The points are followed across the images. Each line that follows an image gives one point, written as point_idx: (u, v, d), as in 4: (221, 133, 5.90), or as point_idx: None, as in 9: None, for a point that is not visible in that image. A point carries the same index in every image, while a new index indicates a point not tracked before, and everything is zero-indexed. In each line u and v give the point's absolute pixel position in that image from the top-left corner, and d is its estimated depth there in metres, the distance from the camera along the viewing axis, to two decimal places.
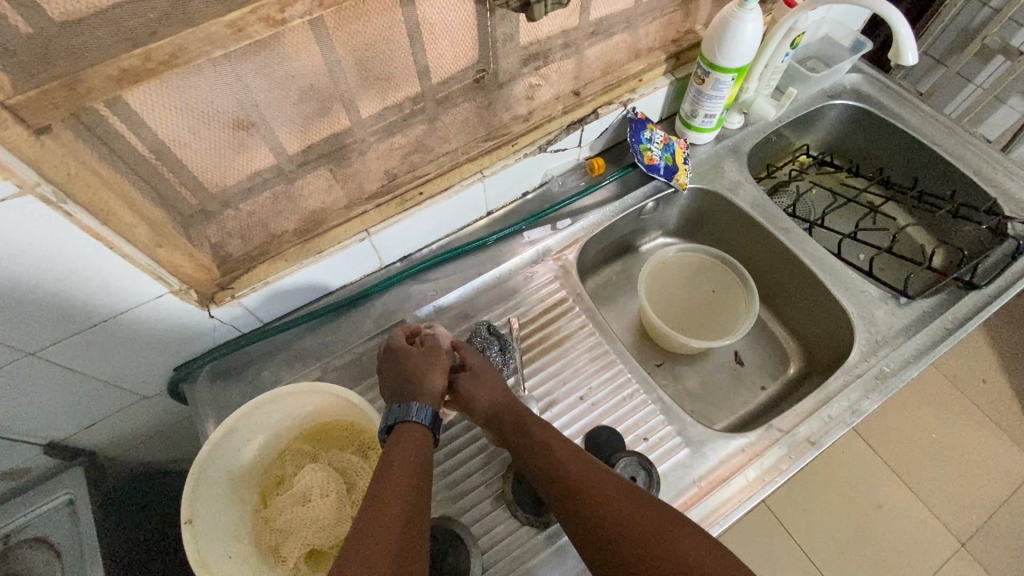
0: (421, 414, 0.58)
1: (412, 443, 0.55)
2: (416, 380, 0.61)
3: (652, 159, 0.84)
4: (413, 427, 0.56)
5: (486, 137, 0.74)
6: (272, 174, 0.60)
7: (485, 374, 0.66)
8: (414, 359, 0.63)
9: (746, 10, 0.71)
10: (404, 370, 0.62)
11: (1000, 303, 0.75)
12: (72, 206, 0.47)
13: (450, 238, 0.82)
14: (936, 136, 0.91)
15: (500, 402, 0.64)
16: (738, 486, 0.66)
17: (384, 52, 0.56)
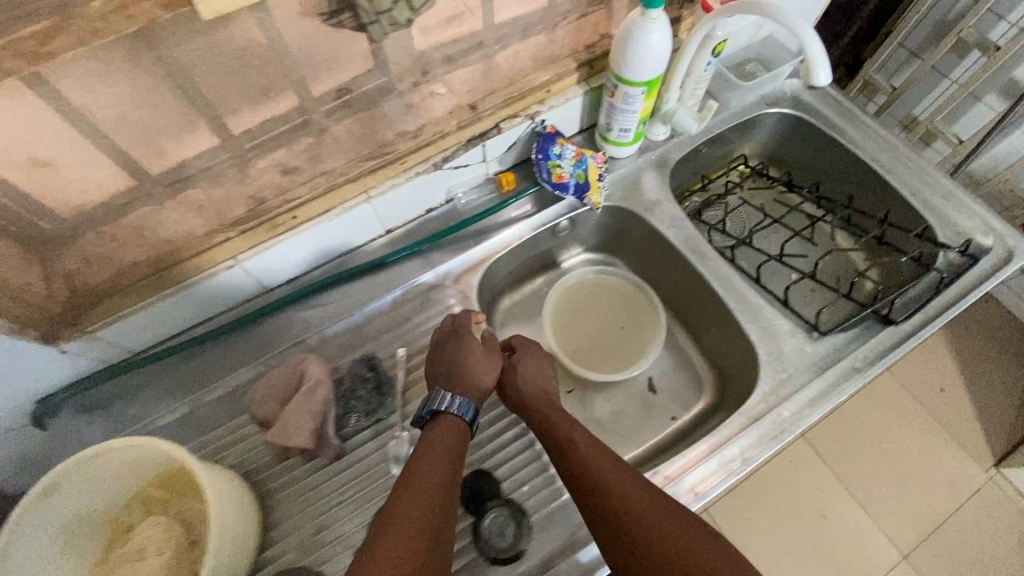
0: (462, 409, 0.63)
1: (444, 435, 0.61)
2: (466, 377, 0.66)
3: (561, 177, 0.78)
4: (451, 417, 0.63)
5: (368, 155, 0.68)
6: (102, 208, 0.54)
7: (529, 372, 0.71)
8: (472, 358, 0.67)
9: (649, 19, 0.64)
10: (460, 364, 0.67)
11: (916, 342, 0.70)
12: None
13: (341, 260, 0.77)
14: (874, 150, 0.85)
15: (538, 397, 0.68)
16: (699, 477, 0.65)
17: (210, 76, 0.50)
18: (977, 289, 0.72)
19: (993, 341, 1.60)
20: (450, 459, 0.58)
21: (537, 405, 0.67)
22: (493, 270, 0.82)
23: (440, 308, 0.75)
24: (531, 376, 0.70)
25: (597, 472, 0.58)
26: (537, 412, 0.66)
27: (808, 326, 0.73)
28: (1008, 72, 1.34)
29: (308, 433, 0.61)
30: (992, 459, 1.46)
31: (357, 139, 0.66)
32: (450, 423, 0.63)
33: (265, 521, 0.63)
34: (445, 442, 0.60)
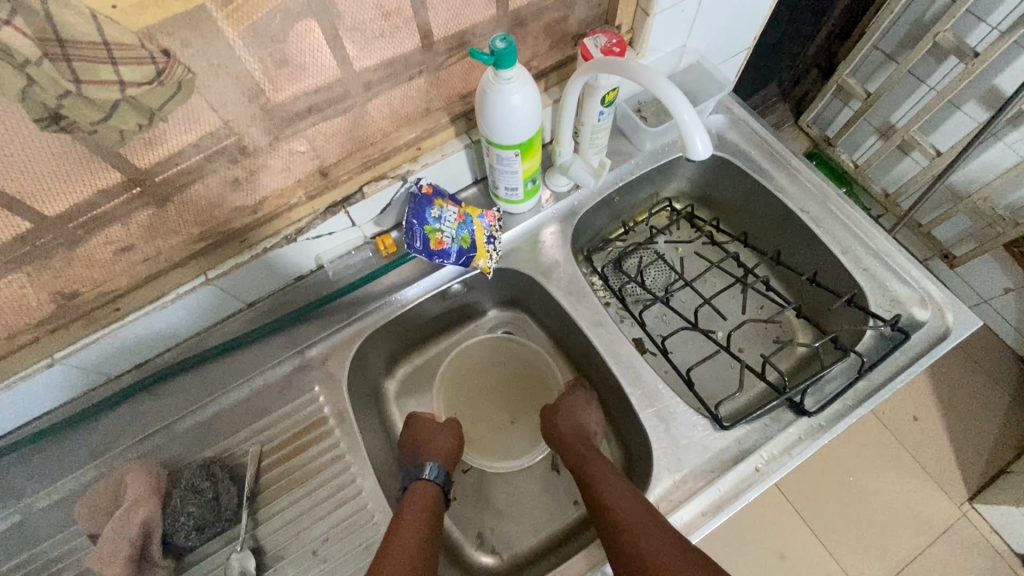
0: (433, 472, 0.65)
1: (423, 495, 0.62)
2: (428, 444, 0.70)
3: (442, 243, 0.69)
4: (424, 484, 0.64)
5: (200, 236, 0.60)
6: None
7: (573, 410, 0.73)
8: (423, 430, 0.72)
9: (504, 80, 0.55)
10: (423, 437, 0.71)
11: (830, 436, 0.62)
12: None
13: (197, 339, 0.69)
14: (801, 200, 0.75)
15: (578, 435, 0.70)
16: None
17: None
18: (901, 376, 0.63)
19: (974, 364, 1.50)
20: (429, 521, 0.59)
21: (574, 444, 0.69)
22: (377, 343, 0.74)
23: (304, 396, 0.67)
24: (558, 417, 0.72)
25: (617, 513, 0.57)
26: (573, 454, 0.68)
27: (711, 415, 0.65)
28: (991, 78, 1.21)
29: (121, 563, 0.54)
30: (966, 493, 1.38)
31: (181, 222, 0.57)
32: (424, 487, 0.63)
33: None
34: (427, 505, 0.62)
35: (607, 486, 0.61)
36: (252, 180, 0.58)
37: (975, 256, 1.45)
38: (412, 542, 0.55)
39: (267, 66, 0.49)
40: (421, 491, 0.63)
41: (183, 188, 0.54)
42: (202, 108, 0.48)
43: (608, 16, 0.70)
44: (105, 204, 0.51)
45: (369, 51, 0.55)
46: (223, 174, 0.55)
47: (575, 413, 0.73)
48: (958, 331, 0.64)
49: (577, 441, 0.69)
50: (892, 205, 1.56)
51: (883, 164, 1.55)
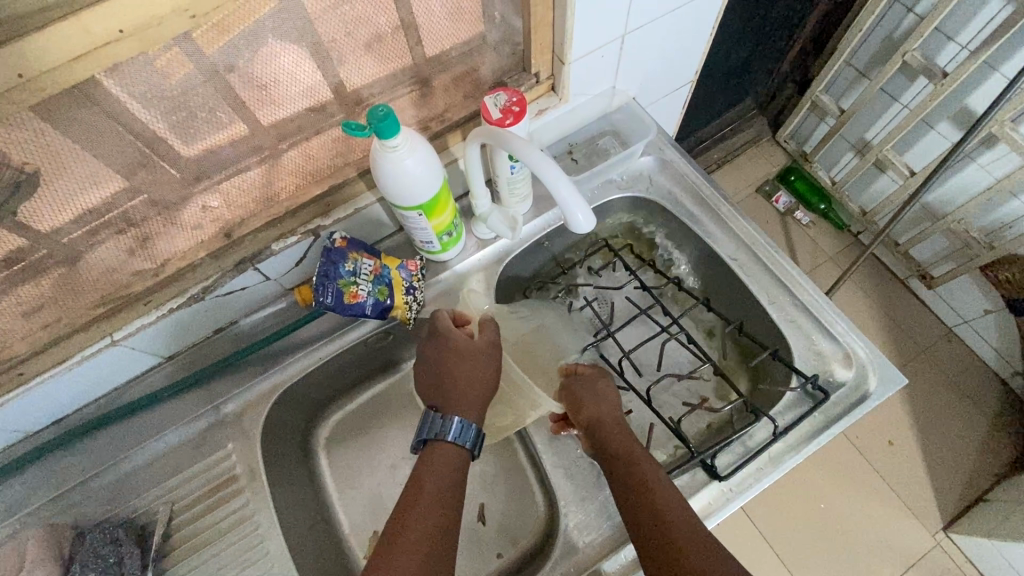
0: (460, 436, 0.59)
1: (442, 457, 0.58)
2: (458, 387, 0.62)
3: (356, 296, 0.68)
4: (443, 446, 0.59)
5: (101, 300, 0.60)
6: None
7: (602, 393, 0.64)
8: (454, 362, 0.63)
9: (390, 149, 0.54)
10: (459, 370, 0.63)
11: (741, 501, 0.61)
12: None
13: (117, 393, 0.70)
14: (730, 247, 0.73)
15: (615, 423, 0.62)
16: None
17: None
18: (817, 440, 0.61)
19: (953, 387, 1.46)
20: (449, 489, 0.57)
21: (615, 433, 0.61)
22: (298, 394, 0.74)
23: (218, 452, 0.67)
24: (593, 398, 0.63)
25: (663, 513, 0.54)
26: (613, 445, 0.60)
27: None
28: (963, 97, 1.17)
29: None
30: (941, 522, 1.34)
31: (75, 290, 0.57)
32: (445, 448, 0.59)
33: None
34: (449, 468, 0.58)
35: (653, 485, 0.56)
36: (149, 245, 0.59)
37: (954, 277, 1.41)
38: (431, 519, 0.54)
39: (141, 142, 0.49)
40: (441, 452, 0.59)
41: (71, 259, 0.54)
42: (72, 189, 0.49)
43: (525, 64, 0.69)
44: None
45: (257, 116, 0.55)
46: (115, 242, 0.56)
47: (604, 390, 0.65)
48: (879, 393, 0.62)
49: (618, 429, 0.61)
50: (869, 223, 1.52)
51: (860, 182, 1.51)
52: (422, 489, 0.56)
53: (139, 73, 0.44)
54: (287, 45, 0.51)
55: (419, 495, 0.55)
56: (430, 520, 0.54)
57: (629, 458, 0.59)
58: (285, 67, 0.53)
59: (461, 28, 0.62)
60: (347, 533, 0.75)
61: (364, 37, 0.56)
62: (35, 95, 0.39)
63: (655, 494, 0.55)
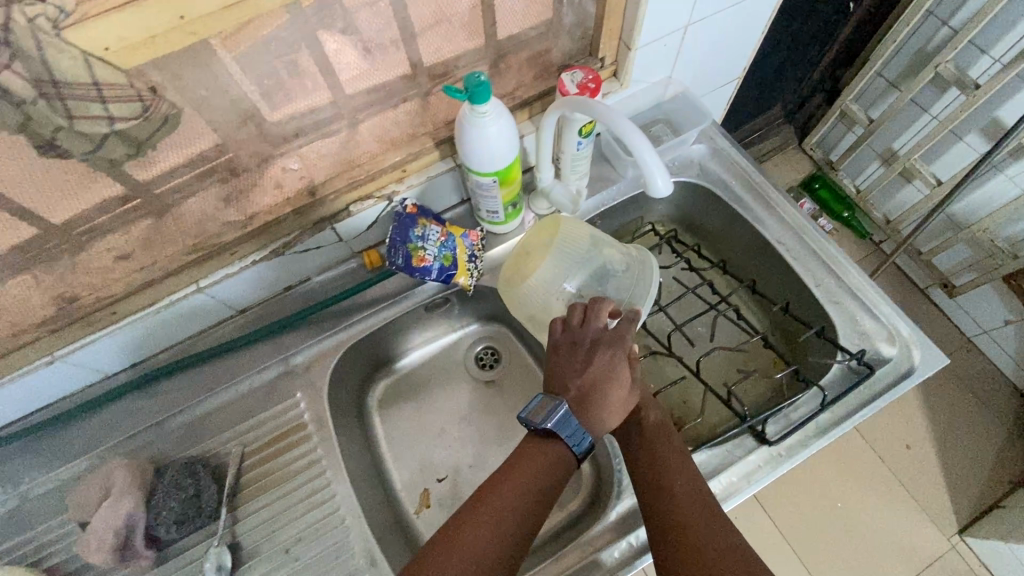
0: (577, 440, 0.57)
1: (548, 453, 0.56)
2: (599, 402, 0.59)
3: (423, 260, 0.73)
4: (558, 447, 0.57)
5: (193, 248, 0.64)
6: None
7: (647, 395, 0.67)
8: (601, 380, 0.60)
9: (480, 113, 0.57)
10: (611, 393, 0.60)
11: (788, 466, 0.64)
12: None
13: (190, 342, 0.74)
14: (778, 231, 0.77)
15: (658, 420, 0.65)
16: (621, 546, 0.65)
17: None
18: (862, 411, 0.64)
19: (969, 396, 1.49)
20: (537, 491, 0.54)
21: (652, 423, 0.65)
22: (359, 352, 0.77)
23: (287, 400, 0.71)
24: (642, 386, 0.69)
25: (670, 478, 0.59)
26: (640, 423, 0.65)
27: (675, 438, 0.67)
28: (994, 108, 1.21)
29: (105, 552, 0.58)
30: (956, 525, 1.36)
31: (173, 234, 0.62)
32: (557, 451, 0.57)
33: None
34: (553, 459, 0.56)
35: (664, 455, 0.61)
36: (241, 197, 0.63)
37: (975, 287, 1.44)
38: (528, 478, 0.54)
39: (255, 97, 0.53)
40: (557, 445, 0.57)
41: (162, 211, 0.58)
42: (190, 135, 0.53)
43: (592, 49, 0.73)
44: (100, 218, 0.55)
45: (353, 81, 0.59)
46: (214, 191, 0.60)
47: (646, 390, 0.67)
48: (922, 370, 0.65)
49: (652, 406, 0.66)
50: (892, 232, 1.55)
51: (885, 191, 1.54)
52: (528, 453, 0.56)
53: (266, 28, 0.48)
54: (390, 13, 0.55)
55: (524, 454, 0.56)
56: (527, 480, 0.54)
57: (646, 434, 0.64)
58: (385, 34, 0.57)
59: (541, 10, 0.67)
60: (399, 489, 0.78)
61: (455, 12, 0.60)
62: (189, 38, 0.44)
63: (665, 463, 0.60)
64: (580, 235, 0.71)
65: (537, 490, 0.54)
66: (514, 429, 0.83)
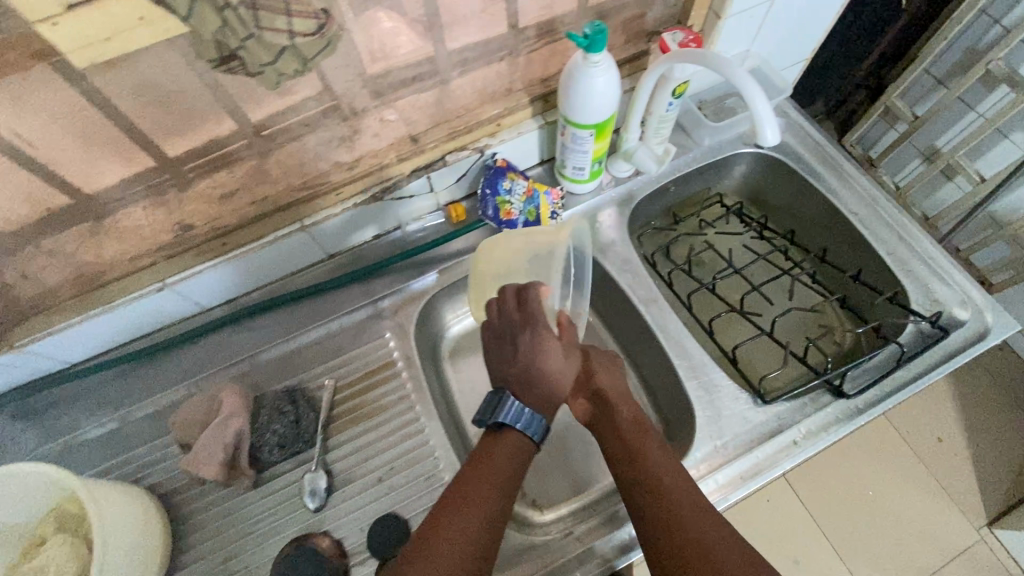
0: (528, 425, 0.59)
1: (504, 450, 0.57)
2: (539, 386, 0.61)
3: (510, 214, 0.76)
4: (511, 436, 0.58)
5: (303, 185, 0.68)
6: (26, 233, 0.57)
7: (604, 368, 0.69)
8: (539, 359, 0.62)
9: (592, 63, 0.60)
10: (567, 374, 0.64)
11: (864, 420, 0.66)
12: None
13: (283, 282, 0.77)
14: (852, 203, 0.79)
15: (619, 394, 0.67)
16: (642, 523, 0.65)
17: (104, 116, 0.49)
18: (938, 370, 0.67)
19: (1000, 393, 1.51)
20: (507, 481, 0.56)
21: (617, 402, 0.66)
22: (441, 302, 0.80)
23: (376, 340, 0.74)
24: (612, 374, 0.69)
25: (657, 473, 0.58)
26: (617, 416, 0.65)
27: (753, 391, 0.70)
28: None
29: (216, 465, 0.61)
30: (986, 517, 1.38)
31: (287, 169, 0.65)
32: (515, 439, 0.58)
33: (175, 544, 0.64)
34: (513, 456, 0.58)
35: (649, 451, 0.60)
36: (353, 138, 0.66)
37: (1012, 286, 1.46)
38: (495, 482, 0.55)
39: (386, 34, 0.57)
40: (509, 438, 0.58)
41: (263, 152, 0.62)
42: (326, 68, 0.56)
43: (682, 17, 0.76)
44: (232, 145, 0.59)
45: (468, 30, 0.63)
46: (331, 128, 0.63)
47: (601, 361, 0.70)
48: (996, 333, 0.68)
49: (624, 402, 0.66)
50: (930, 229, 1.58)
51: (924, 189, 1.57)
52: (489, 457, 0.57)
53: None
54: None
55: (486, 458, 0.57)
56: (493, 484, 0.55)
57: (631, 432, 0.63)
58: None
59: None
60: None
61: None
62: None
63: (653, 465, 0.59)
64: (506, 240, 0.69)
65: (505, 483, 0.55)
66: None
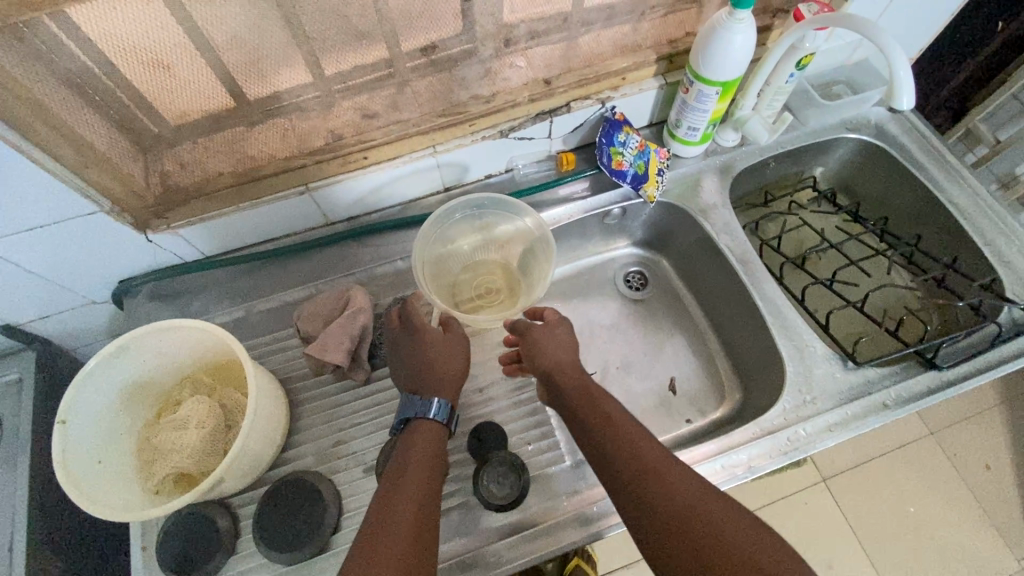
0: (437, 410, 0.62)
1: (425, 444, 0.60)
2: (434, 375, 0.64)
3: (620, 165, 0.80)
4: (424, 429, 0.61)
5: (442, 112, 0.74)
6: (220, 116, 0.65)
7: (546, 341, 0.68)
8: (427, 352, 0.65)
9: (736, 20, 0.64)
10: (417, 362, 0.65)
11: (956, 392, 0.68)
12: (18, 137, 0.53)
13: (402, 208, 0.84)
14: (953, 193, 0.81)
15: (560, 369, 0.66)
16: (730, 462, 0.67)
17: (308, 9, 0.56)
18: None
19: None
20: (433, 464, 0.58)
21: (565, 379, 0.65)
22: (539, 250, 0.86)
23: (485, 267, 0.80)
24: (551, 345, 0.68)
25: (644, 456, 0.57)
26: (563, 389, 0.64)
27: (843, 354, 0.72)
28: None
29: (342, 352, 0.67)
30: None
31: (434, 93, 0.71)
32: (426, 429, 0.61)
33: (290, 424, 0.69)
34: (430, 446, 0.60)
35: (630, 433, 0.59)
36: None
37: None
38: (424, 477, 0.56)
39: None
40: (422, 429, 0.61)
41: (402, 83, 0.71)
42: None
43: None
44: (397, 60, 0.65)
45: None
46: None
47: (546, 335, 0.68)
48: None
49: (564, 373, 0.65)
50: None
51: None
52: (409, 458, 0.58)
53: None
54: None
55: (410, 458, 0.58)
56: (419, 480, 0.56)
57: (607, 411, 0.61)
58: None
59: None
60: None
61: None
62: None
63: (639, 450, 0.57)
64: (453, 229, 0.77)
65: (428, 481, 0.56)
66: (659, 344, 0.89)
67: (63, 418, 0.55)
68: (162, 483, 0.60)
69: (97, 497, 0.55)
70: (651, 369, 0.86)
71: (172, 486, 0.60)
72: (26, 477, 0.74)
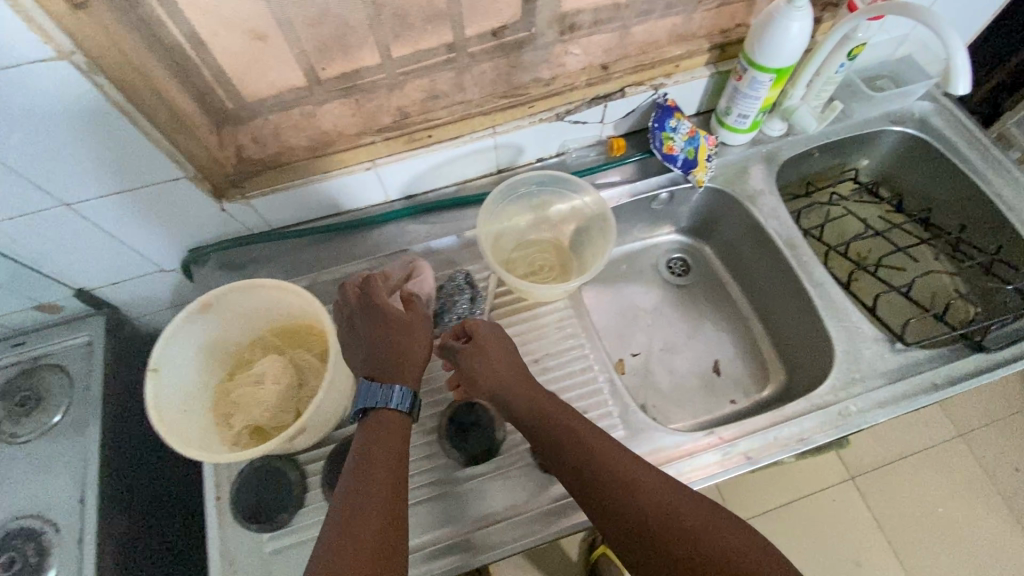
0: (399, 399, 0.57)
1: (388, 440, 0.55)
2: (395, 361, 0.58)
3: (670, 149, 0.83)
4: (382, 421, 0.56)
5: (503, 94, 0.76)
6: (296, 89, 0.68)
7: (494, 358, 0.63)
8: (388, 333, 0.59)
9: (794, 7, 0.67)
10: (376, 345, 0.59)
11: (1005, 373, 0.70)
12: (120, 99, 0.56)
13: (456, 188, 0.87)
14: (997, 184, 0.83)
15: (507, 392, 0.62)
16: (783, 434, 0.68)
17: None
18: None
19: None
20: (399, 462, 0.55)
21: (519, 401, 0.61)
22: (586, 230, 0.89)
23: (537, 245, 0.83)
24: (496, 361, 0.63)
25: (626, 470, 0.56)
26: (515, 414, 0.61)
27: (891, 335, 0.74)
28: None
29: None
30: None
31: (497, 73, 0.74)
32: (383, 422, 0.56)
33: None
34: (393, 438, 0.56)
35: (605, 449, 0.58)
36: None
37: None
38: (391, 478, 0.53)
39: None
40: (383, 420, 0.56)
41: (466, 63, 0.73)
42: None
43: None
44: None
45: None
46: None
47: (495, 350, 0.64)
48: None
49: (518, 395, 0.61)
50: None
51: None
52: (372, 458, 0.54)
53: None
54: None
55: (372, 458, 0.54)
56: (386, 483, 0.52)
57: (569, 423, 0.60)
58: None
59: None
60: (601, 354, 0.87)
61: None
62: None
63: (616, 464, 0.56)
64: (512, 208, 0.80)
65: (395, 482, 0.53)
66: (702, 327, 0.91)
67: (155, 366, 0.58)
68: (239, 435, 0.63)
69: (184, 442, 0.58)
70: (694, 351, 0.88)
71: (248, 439, 0.63)
72: (97, 434, 0.78)
